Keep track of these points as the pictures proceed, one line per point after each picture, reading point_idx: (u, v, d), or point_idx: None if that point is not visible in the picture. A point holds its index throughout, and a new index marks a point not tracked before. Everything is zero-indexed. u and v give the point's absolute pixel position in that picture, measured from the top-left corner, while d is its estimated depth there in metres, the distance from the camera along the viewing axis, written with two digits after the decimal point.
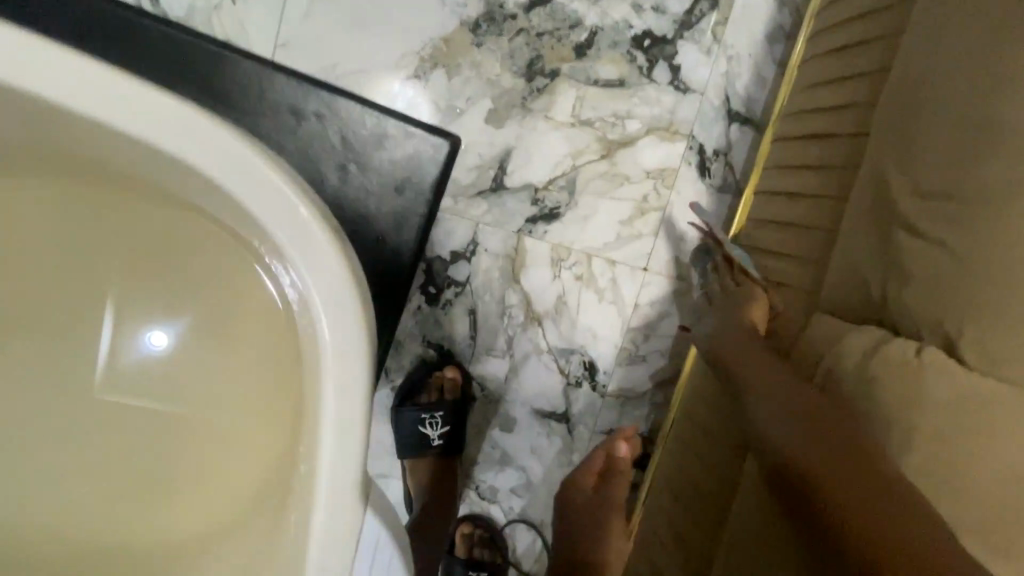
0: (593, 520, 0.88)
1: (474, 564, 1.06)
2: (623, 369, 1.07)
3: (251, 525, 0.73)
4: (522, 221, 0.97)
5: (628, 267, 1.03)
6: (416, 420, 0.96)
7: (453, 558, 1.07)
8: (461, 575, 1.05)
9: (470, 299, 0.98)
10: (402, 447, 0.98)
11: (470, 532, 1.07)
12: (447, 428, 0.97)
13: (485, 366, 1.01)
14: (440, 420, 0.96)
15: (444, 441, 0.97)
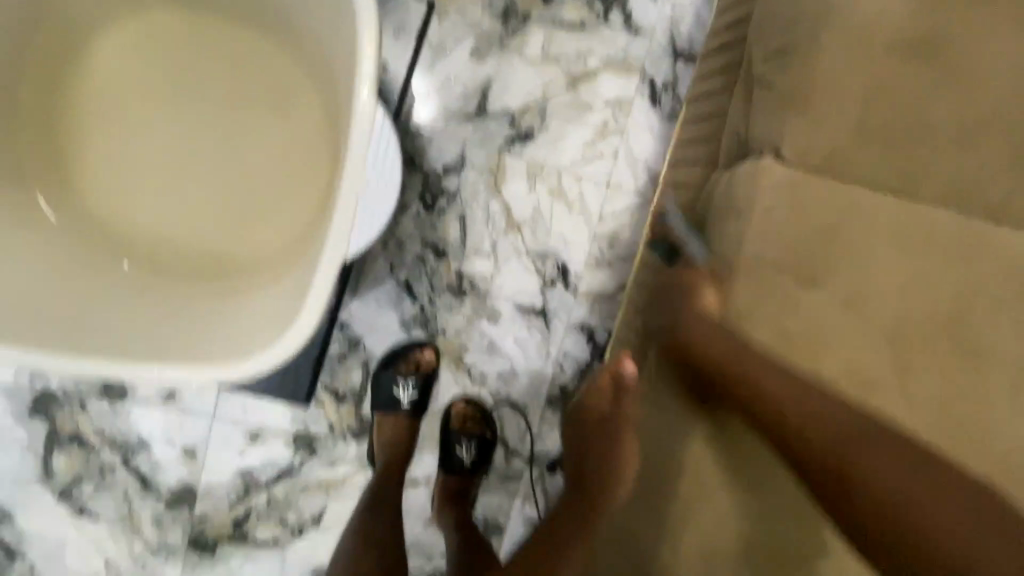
0: (606, 437, 0.88)
1: (466, 434, 1.25)
2: (592, 272, 1.27)
3: (233, 336, 0.67)
4: (502, 141, 1.17)
5: (593, 182, 1.23)
6: (391, 383, 1.17)
7: (449, 427, 1.25)
8: (455, 442, 1.24)
9: (460, 206, 1.18)
10: (376, 403, 1.18)
11: (463, 409, 1.26)
12: (416, 393, 1.18)
13: (473, 265, 1.21)
14: (411, 386, 1.18)
15: (414, 404, 1.18)
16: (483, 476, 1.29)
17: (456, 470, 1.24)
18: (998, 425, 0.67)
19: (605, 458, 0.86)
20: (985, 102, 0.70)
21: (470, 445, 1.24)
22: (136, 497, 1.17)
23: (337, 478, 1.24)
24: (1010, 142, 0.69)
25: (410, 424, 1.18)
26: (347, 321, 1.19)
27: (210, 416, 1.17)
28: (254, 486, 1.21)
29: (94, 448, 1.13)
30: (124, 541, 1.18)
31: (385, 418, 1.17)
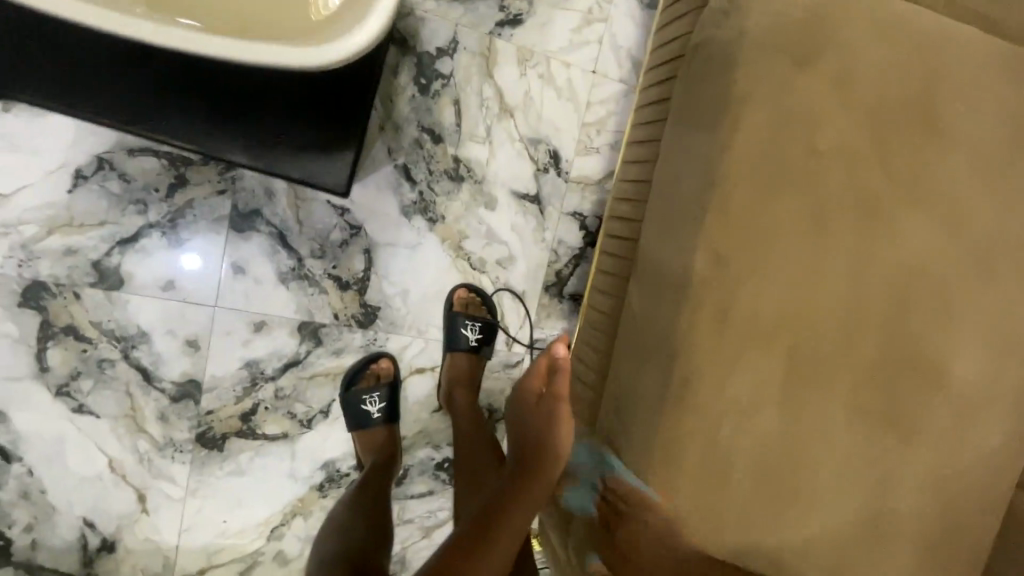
0: (544, 419, 0.91)
1: (472, 315, 1.27)
2: (581, 159, 1.32)
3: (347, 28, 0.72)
4: (493, 24, 1.21)
5: (581, 68, 1.28)
6: (358, 401, 1.23)
7: (454, 310, 1.27)
8: (462, 323, 1.26)
9: (455, 90, 1.21)
10: (349, 422, 1.25)
11: (467, 294, 1.29)
12: (384, 404, 1.24)
13: (469, 150, 1.24)
14: (378, 399, 1.24)
15: (384, 414, 1.25)
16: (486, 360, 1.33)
17: (463, 348, 1.27)
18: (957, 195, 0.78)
19: (546, 440, 0.89)
20: None
21: (476, 326, 1.26)
22: (139, 392, 1.15)
23: (345, 367, 1.26)
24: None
25: (388, 431, 1.26)
26: (347, 207, 1.19)
27: (212, 306, 1.16)
28: (261, 378, 1.21)
29: (91, 341, 1.11)
30: (128, 438, 1.16)
31: (362, 435, 1.24)
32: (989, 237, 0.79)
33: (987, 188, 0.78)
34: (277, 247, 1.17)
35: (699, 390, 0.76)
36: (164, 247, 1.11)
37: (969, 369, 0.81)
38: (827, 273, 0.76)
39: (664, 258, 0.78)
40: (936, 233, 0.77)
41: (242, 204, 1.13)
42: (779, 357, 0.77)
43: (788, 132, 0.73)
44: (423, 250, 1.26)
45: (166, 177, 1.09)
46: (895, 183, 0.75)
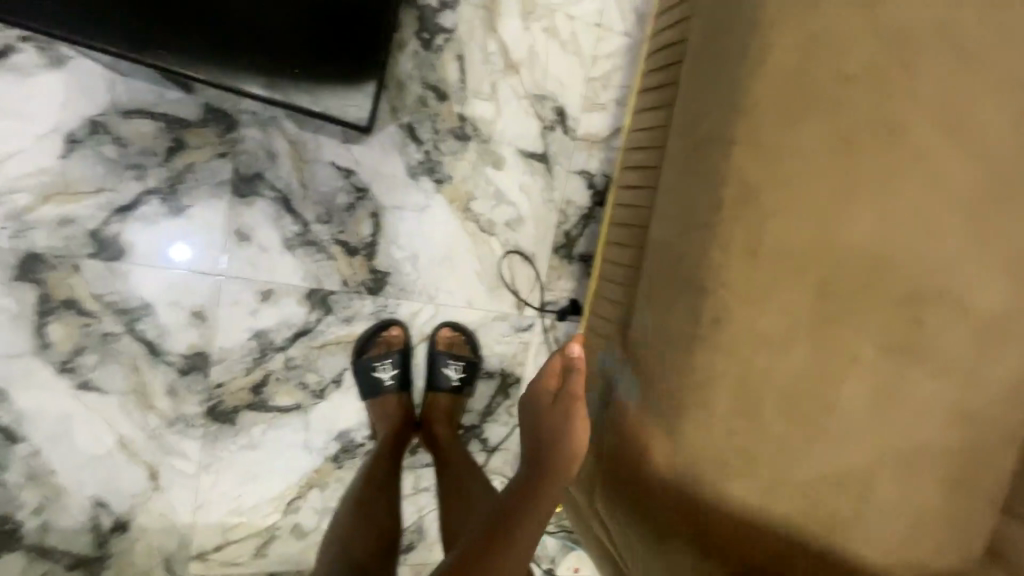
0: (557, 423, 0.86)
1: (454, 356, 1.28)
2: (588, 116, 1.30)
3: None
4: None
5: (585, 22, 1.25)
6: (370, 367, 1.22)
7: (436, 350, 1.28)
8: (444, 362, 1.27)
9: (458, 45, 1.18)
10: (362, 390, 1.23)
11: (450, 334, 1.29)
12: (396, 370, 1.22)
13: (475, 108, 1.21)
14: (390, 365, 1.22)
15: (396, 380, 1.23)
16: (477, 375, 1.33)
17: (445, 389, 1.28)
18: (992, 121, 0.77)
19: (557, 446, 0.85)
20: None
21: (458, 366, 1.27)
22: (145, 366, 1.12)
23: (357, 335, 1.24)
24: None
25: (400, 398, 1.25)
26: (352, 169, 1.16)
27: (217, 275, 1.12)
28: (270, 348, 1.18)
29: (93, 314, 1.07)
30: (136, 415, 1.13)
31: (375, 402, 1.23)
32: (1010, 165, 0.79)
33: (1009, 114, 0.77)
34: (282, 212, 1.13)
35: (734, 325, 0.74)
36: (165, 215, 1.07)
37: (993, 297, 0.81)
38: (860, 205, 0.74)
39: (691, 192, 0.77)
40: (961, 163, 0.76)
41: (244, 168, 1.09)
42: (813, 292, 0.75)
43: (816, 58, 0.71)
44: (431, 212, 1.23)
45: (163, 141, 1.04)
46: (926, 112, 0.73)
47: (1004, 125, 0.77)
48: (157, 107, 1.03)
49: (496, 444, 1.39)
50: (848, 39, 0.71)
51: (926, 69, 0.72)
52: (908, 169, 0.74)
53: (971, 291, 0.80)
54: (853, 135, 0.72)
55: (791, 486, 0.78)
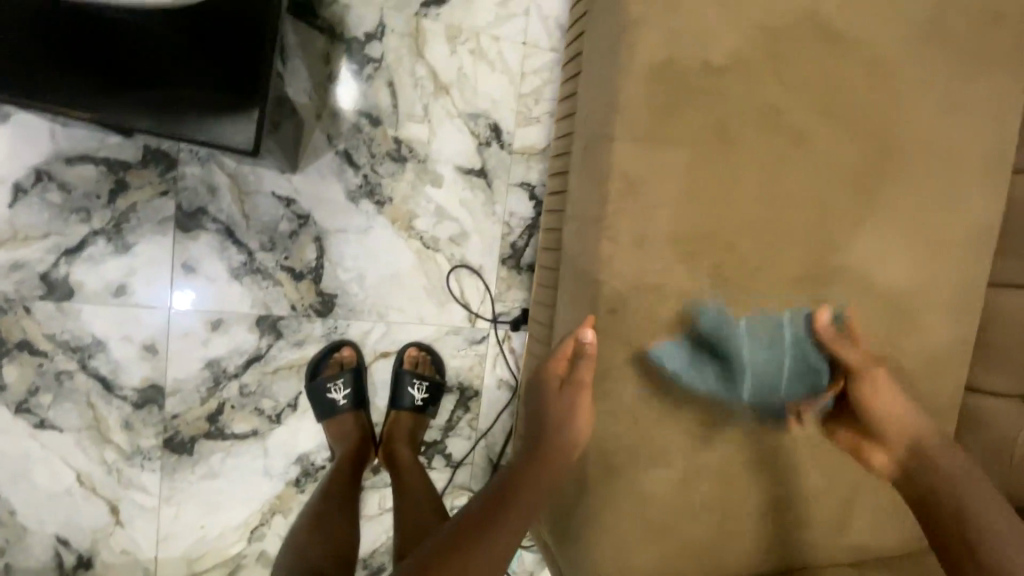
0: (560, 415, 0.77)
1: (419, 375, 1.30)
2: (522, 130, 1.34)
3: None
4: (418, 5, 1.24)
5: (511, 41, 1.31)
6: (323, 388, 1.23)
7: (402, 368, 1.31)
8: (409, 382, 1.29)
9: (387, 72, 1.23)
10: (317, 412, 1.24)
11: (416, 353, 1.32)
12: (349, 390, 1.24)
13: (410, 130, 1.26)
14: (343, 385, 1.23)
15: (350, 399, 1.25)
16: (441, 396, 1.35)
17: (407, 407, 1.29)
18: (864, 101, 0.80)
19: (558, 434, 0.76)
20: None
21: (423, 385, 1.29)
22: (100, 402, 1.15)
23: (310, 357, 1.26)
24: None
25: (356, 417, 1.26)
26: (292, 197, 1.21)
27: (167, 307, 1.16)
28: (224, 376, 1.21)
29: (47, 354, 1.11)
30: (94, 450, 1.16)
31: (332, 423, 1.24)
32: (899, 140, 0.82)
33: (885, 91, 0.81)
34: (226, 243, 1.18)
35: (631, 312, 0.78)
36: (111, 253, 1.11)
37: (895, 270, 0.83)
38: (743, 187, 0.78)
39: (586, 190, 0.80)
40: (843, 139, 0.80)
41: (186, 203, 1.14)
42: (707, 274, 0.79)
43: (688, 50, 0.76)
44: (374, 234, 1.27)
45: (106, 183, 1.10)
46: (796, 97, 0.79)
47: (878, 102, 0.81)
48: (98, 151, 1.09)
49: (460, 458, 1.39)
50: (716, 32, 0.76)
51: (788, 55, 0.78)
52: (789, 150, 0.79)
53: (871, 266, 0.82)
54: (733, 120, 0.77)
55: (702, 469, 0.81)
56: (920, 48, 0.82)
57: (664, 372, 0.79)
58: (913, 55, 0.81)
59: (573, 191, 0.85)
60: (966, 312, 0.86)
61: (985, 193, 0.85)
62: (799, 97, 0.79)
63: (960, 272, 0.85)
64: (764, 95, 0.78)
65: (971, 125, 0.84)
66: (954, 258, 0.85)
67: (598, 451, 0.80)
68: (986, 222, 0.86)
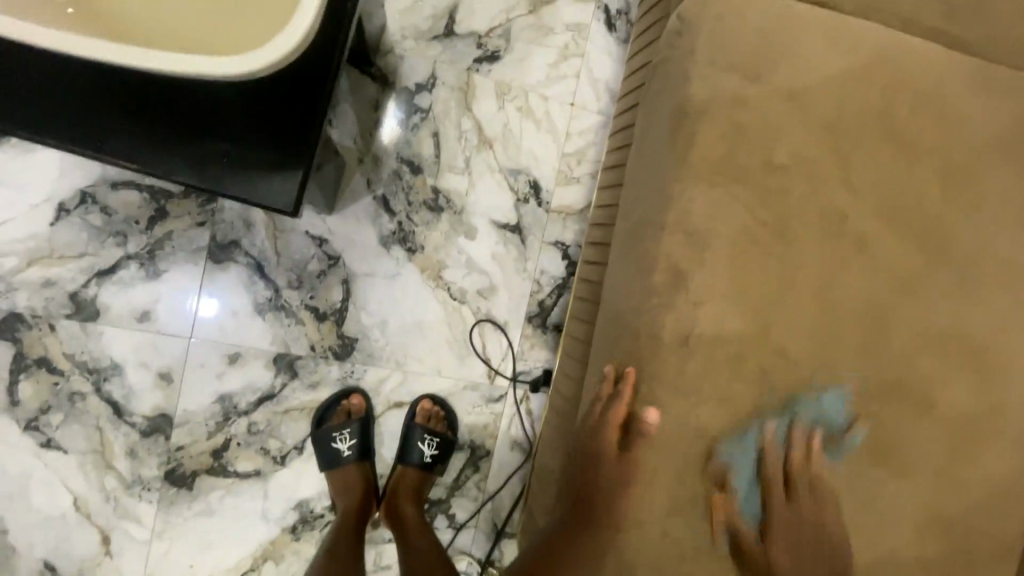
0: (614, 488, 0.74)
1: (430, 430, 1.25)
2: (562, 190, 1.33)
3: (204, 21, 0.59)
4: (470, 61, 1.25)
5: (559, 101, 1.31)
6: (329, 438, 1.19)
7: (413, 422, 1.26)
8: (419, 437, 1.24)
9: (433, 123, 1.24)
10: (321, 462, 1.20)
11: (429, 406, 1.27)
12: (355, 441, 1.20)
13: (448, 181, 1.26)
14: (349, 435, 1.19)
15: (355, 451, 1.20)
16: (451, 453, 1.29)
17: (415, 464, 1.24)
18: (936, 209, 0.76)
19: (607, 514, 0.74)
20: None
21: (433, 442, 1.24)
22: (108, 426, 1.13)
23: (320, 402, 1.23)
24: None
25: (359, 470, 1.21)
26: (325, 238, 1.20)
27: (187, 337, 1.15)
28: (234, 413, 1.18)
29: (63, 373, 1.10)
30: (95, 475, 1.13)
31: (334, 474, 1.20)
32: (971, 257, 0.76)
33: (957, 201, 0.76)
34: (254, 278, 1.17)
35: (668, 412, 0.74)
36: (141, 279, 1.12)
37: (959, 393, 0.76)
38: (793, 290, 0.74)
39: (629, 274, 0.78)
40: (909, 251, 0.75)
41: (220, 236, 1.15)
42: (753, 376, 0.74)
43: (747, 145, 0.73)
44: (402, 281, 1.25)
45: (146, 210, 1.11)
46: (861, 202, 0.74)
47: (950, 213, 0.76)
48: (143, 179, 1.11)
49: (464, 519, 1.31)
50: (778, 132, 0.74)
51: (855, 157, 0.75)
52: (850, 256, 0.74)
53: (933, 385, 0.76)
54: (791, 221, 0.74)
55: None
56: (1000, 159, 0.77)
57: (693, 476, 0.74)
58: (991, 164, 0.77)
59: (613, 273, 0.83)
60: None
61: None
62: (866, 201, 0.74)
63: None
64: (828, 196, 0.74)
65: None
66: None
67: (615, 560, 0.74)
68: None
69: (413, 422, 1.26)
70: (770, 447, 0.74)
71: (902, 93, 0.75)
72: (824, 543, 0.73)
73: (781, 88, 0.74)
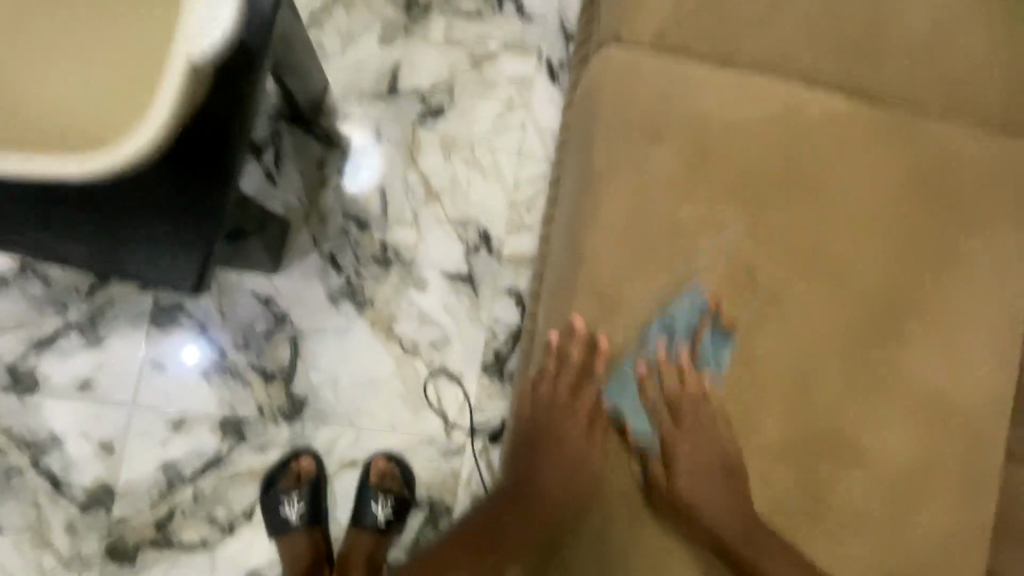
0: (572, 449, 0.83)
1: (384, 489, 1.21)
2: (513, 238, 1.33)
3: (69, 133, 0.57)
4: (415, 117, 1.27)
5: (506, 151, 1.32)
6: (278, 502, 1.16)
7: (367, 482, 1.22)
8: (372, 497, 1.21)
9: (379, 179, 1.25)
10: (270, 529, 1.17)
11: (384, 464, 1.24)
12: (303, 504, 1.17)
13: (397, 235, 1.26)
14: (298, 499, 1.16)
15: (304, 516, 1.17)
16: (408, 513, 1.25)
17: (369, 528, 1.20)
18: (843, 262, 0.84)
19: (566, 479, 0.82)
20: (775, 18, 0.86)
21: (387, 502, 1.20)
22: (47, 500, 1.10)
23: (269, 465, 1.20)
24: (810, 26, 0.87)
25: (310, 535, 1.18)
26: (272, 297, 1.20)
27: (130, 405, 1.13)
28: (178, 481, 1.15)
29: (2, 448, 1.08)
30: (32, 554, 1.09)
31: (283, 542, 1.16)
32: (859, 303, 0.84)
33: (876, 263, 0.85)
34: (199, 341, 1.16)
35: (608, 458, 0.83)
36: (82, 347, 1.10)
37: (884, 438, 0.84)
38: (693, 338, 0.82)
39: (555, 323, 0.86)
40: (798, 301, 0.83)
41: (164, 299, 1.14)
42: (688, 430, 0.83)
43: (649, 210, 0.82)
44: (352, 336, 1.24)
45: (88, 278, 1.11)
46: (750, 262, 0.83)
47: (860, 267, 0.85)
48: None
49: None
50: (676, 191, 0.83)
51: (744, 215, 0.83)
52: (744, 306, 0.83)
53: (827, 418, 0.83)
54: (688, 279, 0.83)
55: None
56: (905, 219, 0.86)
57: (615, 501, 0.82)
58: (897, 224, 0.85)
59: (540, 325, 0.90)
60: (932, 470, 0.85)
61: (950, 352, 0.86)
62: (757, 259, 0.83)
63: (923, 429, 0.85)
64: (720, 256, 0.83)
65: (934, 288, 0.86)
66: (919, 416, 0.85)
67: None
68: (953, 382, 0.86)
69: (367, 481, 1.23)
70: (680, 476, 0.82)
71: (784, 157, 0.84)
72: (730, 562, 0.81)
73: (670, 161, 0.83)
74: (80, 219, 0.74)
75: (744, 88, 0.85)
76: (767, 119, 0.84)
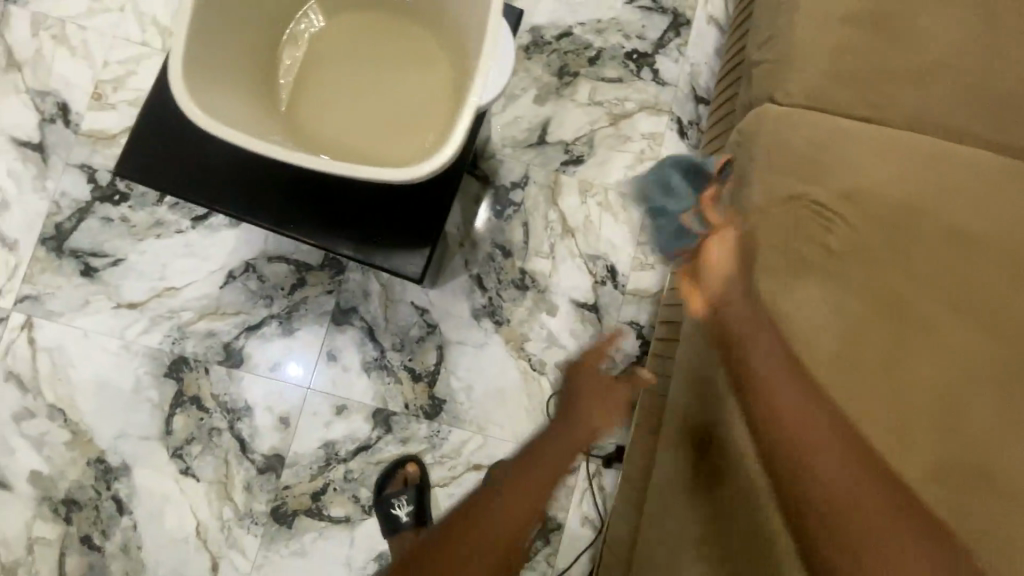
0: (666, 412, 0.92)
1: None
2: (637, 274, 1.45)
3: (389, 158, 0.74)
4: (558, 163, 1.46)
5: (635, 197, 1.47)
6: (388, 505, 1.29)
7: None
8: None
9: (524, 215, 1.44)
10: (384, 532, 1.29)
11: (506, 472, 1.35)
12: (410, 506, 1.28)
13: (535, 264, 1.43)
14: (405, 501, 1.29)
15: (411, 517, 1.27)
16: None
17: None
18: (988, 291, 0.89)
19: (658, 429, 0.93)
20: (917, 89, 0.95)
21: None
22: (234, 461, 1.31)
23: (406, 457, 1.35)
24: (952, 91, 0.95)
25: None
26: (427, 308, 1.39)
27: (306, 387, 1.34)
28: (335, 459, 1.33)
29: (208, 411, 1.32)
30: (216, 504, 1.30)
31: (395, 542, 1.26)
32: (969, 320, 0.88)
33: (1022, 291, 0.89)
34: (365, 340, 1.37)
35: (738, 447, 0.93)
36: (279, 334, 1.35)
37: None
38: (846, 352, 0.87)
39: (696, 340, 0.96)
40: (943, 327, 0.88)
41: (344, 301, 1.37)
42: None
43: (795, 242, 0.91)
44: (488, 349, 1.40)
45: (290, 279, 1.36)
46: (890, 288, 0.89)
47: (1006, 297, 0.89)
48: (293, 254, 1.36)
49: None
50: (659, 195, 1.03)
51: (887, 246, 0.90)
52: (870, 316, 0.88)
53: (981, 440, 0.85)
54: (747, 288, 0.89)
55: None
56: None
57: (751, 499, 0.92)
58: None
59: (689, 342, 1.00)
60: None
61: None
62: (875, 272, 0.89)
63: None
64: (860, 278, 0.90)
65: None
66: None
67: None
68: None
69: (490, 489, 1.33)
70: None
71: (923, 195, 0.91)
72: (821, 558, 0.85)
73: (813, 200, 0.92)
74: (347, 217, 0.98)
75: (883, 141, 0.94)
76: (907, 162, 0.93)
